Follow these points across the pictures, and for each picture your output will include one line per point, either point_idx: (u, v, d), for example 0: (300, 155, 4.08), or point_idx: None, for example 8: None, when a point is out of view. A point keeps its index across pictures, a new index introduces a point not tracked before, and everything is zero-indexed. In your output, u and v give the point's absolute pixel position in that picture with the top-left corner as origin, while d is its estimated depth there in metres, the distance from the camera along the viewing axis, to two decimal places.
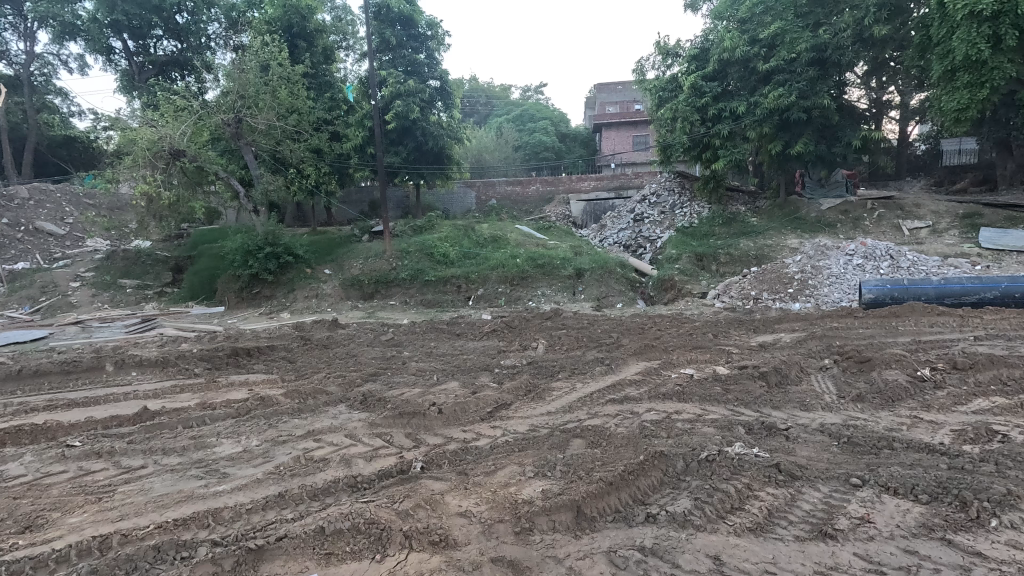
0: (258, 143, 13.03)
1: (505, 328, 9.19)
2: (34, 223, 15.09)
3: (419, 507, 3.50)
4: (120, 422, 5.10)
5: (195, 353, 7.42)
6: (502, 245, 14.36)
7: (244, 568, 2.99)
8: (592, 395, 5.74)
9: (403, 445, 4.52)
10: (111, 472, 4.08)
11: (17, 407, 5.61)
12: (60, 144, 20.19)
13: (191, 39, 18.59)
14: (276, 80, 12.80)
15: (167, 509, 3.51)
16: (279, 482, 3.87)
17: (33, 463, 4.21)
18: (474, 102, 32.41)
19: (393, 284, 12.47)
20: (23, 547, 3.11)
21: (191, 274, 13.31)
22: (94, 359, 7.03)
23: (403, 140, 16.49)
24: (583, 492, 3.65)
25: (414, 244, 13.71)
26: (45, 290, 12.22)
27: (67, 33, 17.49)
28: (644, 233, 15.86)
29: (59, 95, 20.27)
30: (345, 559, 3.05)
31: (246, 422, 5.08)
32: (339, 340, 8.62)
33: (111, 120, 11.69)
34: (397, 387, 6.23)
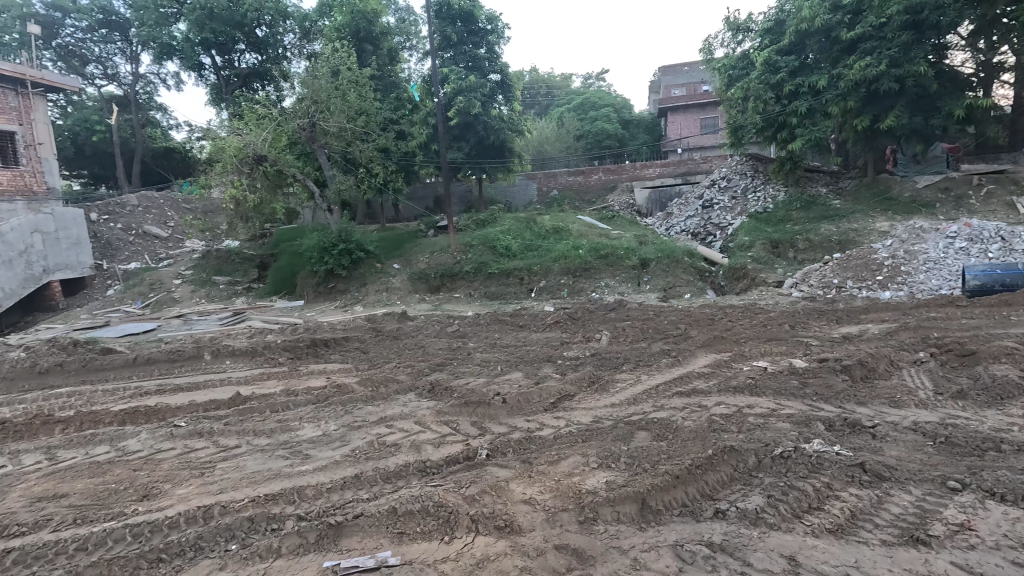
0: (331, 146, 13.74)
1: (568, 319, 9.17)
2: (142, 227, 16.85)
3: (484, 493, 3.61)
4: (218, 406, 5.63)
5: (279, 343, 8.02)
6: (564, 236, 14.29)
7: (326, 542, 3.21)
8: (658, 387, 5.61)
9: (469, 433, 4.66)
10: (211, 450, 4.53)
11: (134, 390, 6.33)
12: (162, 155, 22.34)
13: (269, 50, 19.94)
14: (345, 84, 13.44)
15: (259, 485, 3.85)
16: (355, 464, 4.13)
17: (148, 440, 4.74)
18: (534, 94, 32.26)
19: (458, 278, 12.77)
20: (143, 513, 3.52)
21: (274, 270, 14.34)
22: (194, 348, 7.80)
23: (465, 136, 16.80)
24: (648, 485, 3.60)
25: (478, 238, 13.97)
26: (153, 287, 13.64)
27: (165, 53, 19.28)
28: (714, 220, 15.18)
29: (160, 111, 22.46)
30: (416, 539, 3.20)
31: (324, 408, 5.45)
32: (408, 332, 8.97)
33: (204, 131, 12.79)
34: (463, 376, 6.43)
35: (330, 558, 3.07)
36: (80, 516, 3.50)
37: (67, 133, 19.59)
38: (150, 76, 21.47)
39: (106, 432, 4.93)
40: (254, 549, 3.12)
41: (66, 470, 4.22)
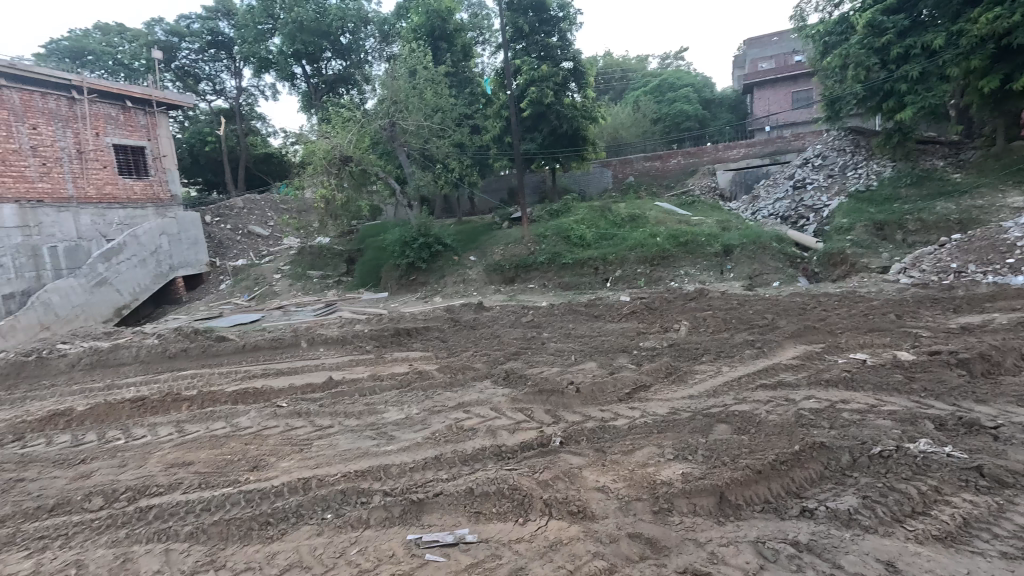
0: (410, 144, 14.33)
1: (645, 309, 8.98)
2: (248, 227, 18.63)
3: (558, 479, 3.68)
4: (314, 389, 6.16)
5: (366, 333, 8.58)
6: (641, 224, 13.92)
7: (408, 517, 3.41)
8: (740, 378, 5.37)
9: (543, 420, 4.75)
10: (309, 428, 4.98)
11: (244, 373, 7.09)
12: (262, 160, 24.47)
13: (353, 55, 21.14)
14: (422, 83, 13.95)
15: (350, 462, 4.18)
16: (435, 446, 4.35)
17: (256, 418, 5.31)
18: (609, 78, 31.44)
19: (533, 268, 12.88)
20: (254, 481, 3.96)
21: (361, 264, 15.28)
22: (292, 337, 8.55)
23: (538, 126, 16.83)
24: (727, 479, 3.48)
25: (552, 229, 14.00)
26: (257, 282, 15.05)
27: (264, 66, 21.03)
28: (806, 201, 14.06)
29: (261, 120, 24.65)
30: (492, 519, 3.33)
31: (407, 392, 5.78)
32: (484, 322, 9.22)
33: (298, 136, 13.86)
34: (537, 365, 6.53)
35: (413, 531, 3.26)
36: (203, 481, 3.99)
37: (185, 145, 22.06)
38: (252, 89, 23.64)
39: (221, 410, 5.57)
40: (347, 519, 3.38)
41: (191, 442, 4.83)
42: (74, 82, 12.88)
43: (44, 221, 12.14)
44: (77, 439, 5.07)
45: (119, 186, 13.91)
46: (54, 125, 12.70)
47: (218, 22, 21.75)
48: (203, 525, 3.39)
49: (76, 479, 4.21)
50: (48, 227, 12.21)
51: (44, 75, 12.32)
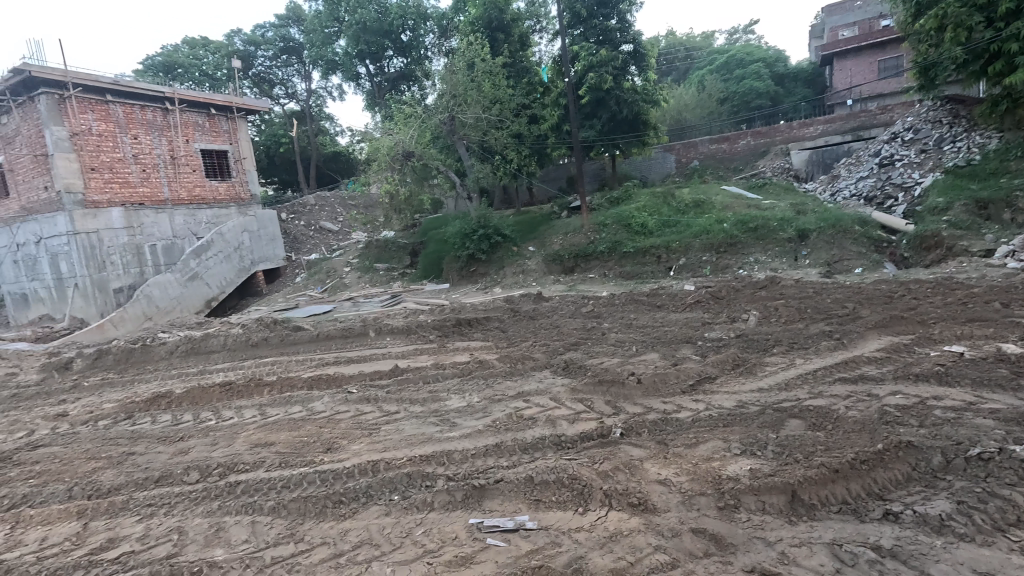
0: (469, 136, 14.51)
1: (711, 298, 8.63)
2: (320, 223, 19.72)
3: (618, 470, 3.64)
4: (381, 375, 6.47)
5: (429, 323, 8.85)
6: (706, 209, 13.36)
7: (471, 501, 3.50)
8: (815, 371, 5.05)
9: (603, 411, 4.72)
10: (377, 413, 5.24)
11: (319, 360, 7.56)
12: (331, 158, 25.75)
13: (413, 52, 21.69)
14: (480, 76, 14.09)
15: (415, 446, 4.35)
16: (496, 434, 4.44)
17: (330, 402, 5.66)
18: (671, 58, 30.25)
19: (593, 258, 12.72)
20: (327, 462, 4.23)
21: (424, 257, 15.74)
22: (361, 326, 8.99)
23: (598, 112, 16.51)
24: (800, 477, 3.30)
25: (612, 217, 13.76)
26: (328, 275, 15.89)
27: (331, 68, 22.02)
28: (894, 179, 12.90)
29: (329, 120, 25.92)
30: (552, 507, 3.35)
31: (468, 380, 5.94)
32: (543, 312, 9.24)
33: (363, 134, 14.43)
34: (598, 355, 6.47)
35: (475, 515, 3.33)
36: (284, 461, 4.30)
37: (263, 148, 23.61)
38: (321, 90, 24.94)
39: (298, 395, 5.98)
40: (413, 501, 3.52)
41: (273, 423, 5.22)
42: (166, 94, 14.07)
43: (146, 222, 13.48)
44: (176, 418, 5.62)
45: (206, 188, 15.14)
46: (151, 134, 13.94)
47: (289, 29, 23.11)
48: (283, 501, 3.65)
49: (176, 454, 4.68)
50: (149, 227, 13.54)
51: (142, 89, 13.54)
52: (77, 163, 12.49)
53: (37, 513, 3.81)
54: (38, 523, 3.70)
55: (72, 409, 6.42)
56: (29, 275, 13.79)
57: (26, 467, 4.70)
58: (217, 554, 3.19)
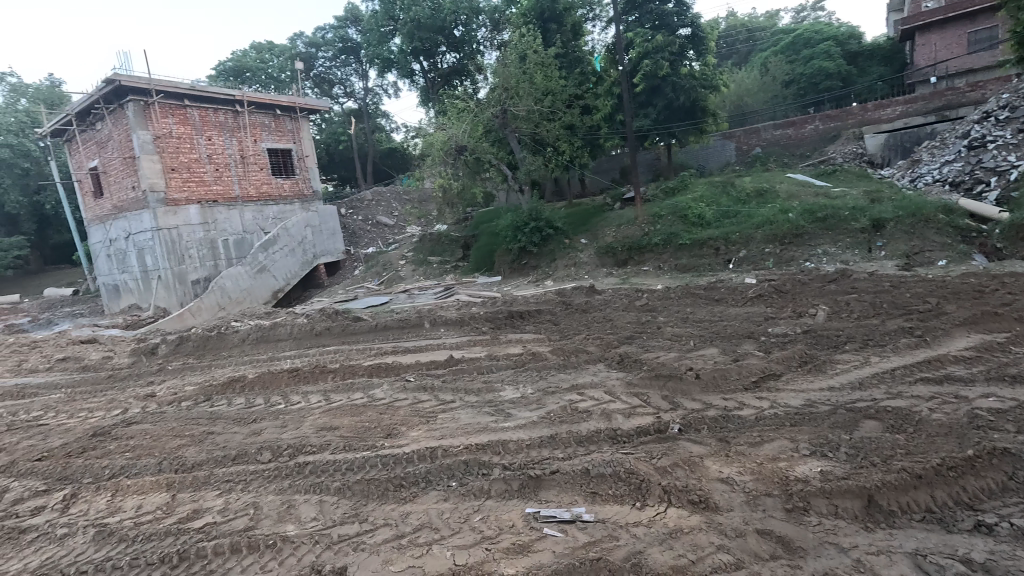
0: (521, 129, 14.50)
1: (774, 292, 8.23)
2: (376, 217, 20.39)
3: (677, 466, 3.57)
4: (436, 365, 6.64)
5: (482, 314, 8.97)
6: (769, 199, 12.73)
7: (526, 491, 3.53)
8: (894, 370, 4.72)
9: (660, 406, 4.62)
10: (434, 402, 5.38)
11: (378, 350, 7.84)
12: (387, 154, 26.52)
13: (466, 47, 21.87)
14: (532, 67, 14.04)
15: (471, 435, 4.44)
16: (550, 425, 4.46)
17: (389, 389, 5.88)
18: (732, 41, 28.94)
19: (647, 250, 12.42)
20: (388, 447, 4.40)
21: (476, 250, 15.93)
22: (416, 318, 9.23)
23: (653, 100, 16.05)
24: (878, 482, 3.11)
25: (667, 208, 13.40)
26: (385, 267, 16.40)
27: (387, 66, 22.58)
28: (984, 163, 11.76)
29: (385, 117, 26.65)
30: (609, 501, 3.32)
31: (522, 372, 5.99)
32: (596, 305, 9.14)
33: (418, 130, 14.74)
34: (653, 349, 6.33)
35: (531, 505, 3.36)
36: (347, 444, 4.51)
37: (323, 146, 24.64)
38: (377, 88, 25.67)
39: (360, 382, 6.24)
40: (470, 488, 3.59)
41: (337, 408, 5.48)
42: (237, 96, 14.92)
43: (219, 218, 14.44)
44: (250, 402, 6.01)
45: (272, 185, 16.00)
46: (224, 135, 14.85)
47: (348, 30, 23.85)
48: (348, 483, 3.81)
49: (250, 435, 5.00)
50: (222, 223, 14.50)
51: (215, 94, 14.44)
52: (160, 164, 13.48)
53: (133, 483, 4.18)
54: (134, 492, 4.06)
55: (159, 391, 7.00)
56: (120, 267, 15.13)
57: (122, 441, 5.18)
58: (290, 529, 3.38)
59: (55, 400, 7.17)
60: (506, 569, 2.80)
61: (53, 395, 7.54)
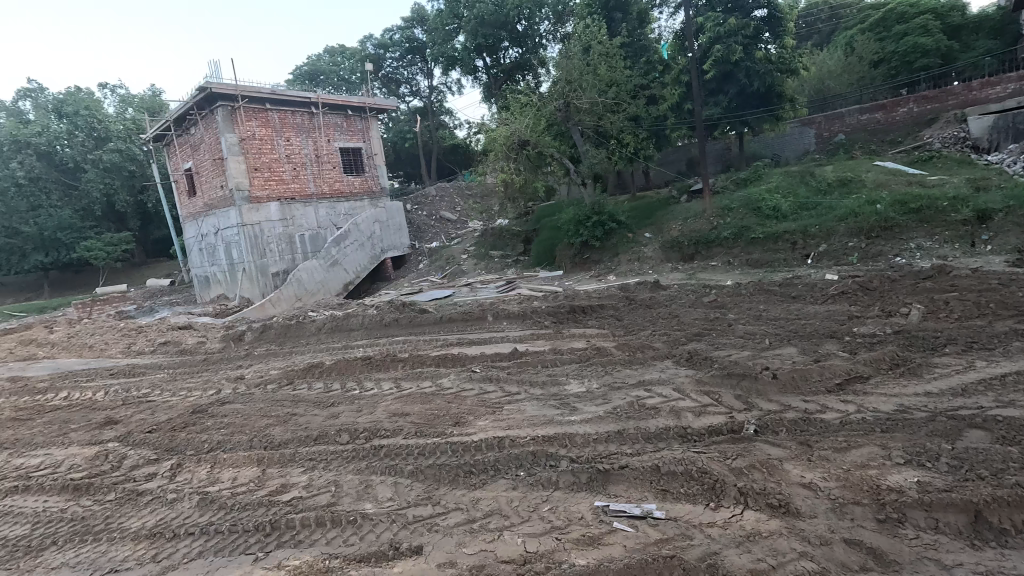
0: (584, 122, 14.34)
1: (858, 289, 7.67)
2: (440, 213, 20.91)
3: (754, 468, 3.43)
4: (500, 358, 6.75)
5: (544, 308, 9.00)
6: (854, 189, 11.83)
7: (594, 484, 3.53)
8: (1003, 377, 4.28)
9: (733, 406, 4.45)
10: (500, 393, 5.48)
11: (443, 341, 8.07)
12: (450, 151, 27.07)
13: (529, 41, 21.87)
14: (596, 59, 13.81)
15: (537, 427, 4.48)
16: (617, 421, 4.41)
17: (456, 379, 6.07)
18: (812, 20, 27.06)
19: (716, 245, 11.94)
20: (456, 434, 4.54)
21: (537, 244, 15.95)
22: (479, 311, 9.41)
23: (723, 88, 15.34)
24: (986, 497, 2.86)
25: (739, 201, 12.81)
26: (448, 261, 16.78)
27: (451, 63, 23.01)
28: None
29: (448, 114, 27.20)
30: (680, 499, 3.25)
31: (587, 366, 5.96)
32: (661, 301, 8.90)
33: (481, 126, 14.92)
34: (724, 347, 6.09)
35: (600, 498, 3.35)
36: (418, 430, 4.70)
37: (390, 144, 25.58)
38: (441, 86, 26.22)
39: (428, 371, 6.48)
40: (538, 478, 3.63)
41: (406, 395, 5.72)
42: (313, 99, 15.76)
43: (296, 215, 15.38)
44: (327, 386, 6.40)
45: (344, 182, 16.81)
46: (301, 136, 15.75)
47: (414, 30, 24.45)
48: (421, 467, 3.97)
49: (329, 417, 5.33)
50: (299, 219, 15.44)
51: (293, 96, 15.33)
52: (245, 165, 14.50)
53: (228, 457, 4.58)
54: (229, 465, 4.45)
55: (247, 373, 7.60)
56: (210, 260, 16.48)
57: (217, 418, 5.68)
58: (368, 507, 3.56)
59: (160, 379, 7.99)
60: (577, 559, 2.82)
61: (158, 374, 8.40)
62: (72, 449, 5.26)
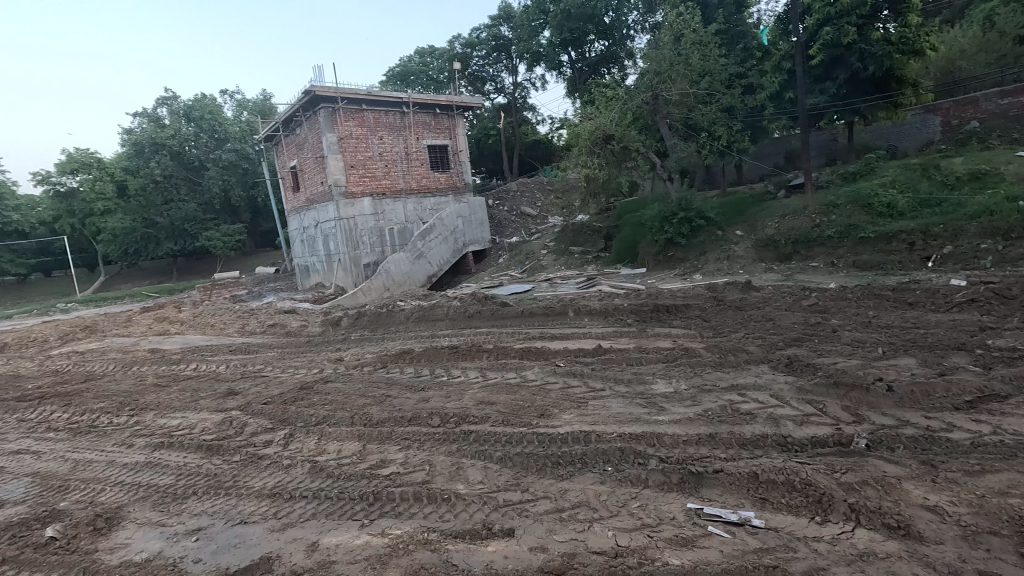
0: (672, 114, 13.82)
1: (992, 297, 6.79)
2: (521, 208, 21.12)
3: (866, 484, 3.18)
4: (584, 353, 6.73)
5: (627, 306, 8.83)
6: (989, 183, 10.45)
7: (687, 486, 3.44)
8: None
9: (839, 418, 4.14)
10: (585, 388, 5.49)
11: (525, 334, 8.20)
12: (531, 147, 27.27)
13: (616, 33, 21.42)
14: (689, 48, 13.25)
15: (624, 424, 4.44)
16: (709, 424, 4.26)
17: (540, 372, 6.16)
18: None
19: (818, 245, 11.08)
20: (542, 426, 4.62)
21: (619, 241, 15.64)
22: (560, 306, 9.43)
23: (832, 73, 14.09)
24: None
25: (846, 196, 11.79)
26: (528, 257, 16.89)
27: (536, 59, 23.12)
28: None
29: (531, 110, 27.38)
30: (782, 510, 3.08)
31: (674, 367, 5.80)
32: (752, 303, 8.41)
33: (565, 121, 14.86)
34: (828, 355, 5.66)
35: (692, 501, 3.28)
36: (505, 419, 4.84)
37: (474, 140, 26.25)
38: (525, 82, 26.43)
39: (513, 362, 6.63)
40: (626, 475, 3.61)
41: (492, 385, 5.90)
42: (404, 99, 16.53)
43: (386, 209, 16.25)
44: (418, 371, 6.77)
45: (431, 178, 17.51)
46: (393, 135, 16.60)
47: (500, 27, 24.78)
48: (509, 453, 4.10)
49: (420, 401, 5.63)
50: (389, 213, 16.31)
51: (387, 97, 16.17)
52: (343, 162, 15.53)
53: (333, 431, 5.00)
54: (334, 439, 4.86)
55: (346, 356, 8.21)
56: (310, 251, 17.86)
57: (322, 395, 6.20)
58: (460, 488, 3.74)
59: (272, 357, 8.83)
60: (671, 559, 2.78)
61: (270, 352, 9.29)
62: (202, 414, 5.97)
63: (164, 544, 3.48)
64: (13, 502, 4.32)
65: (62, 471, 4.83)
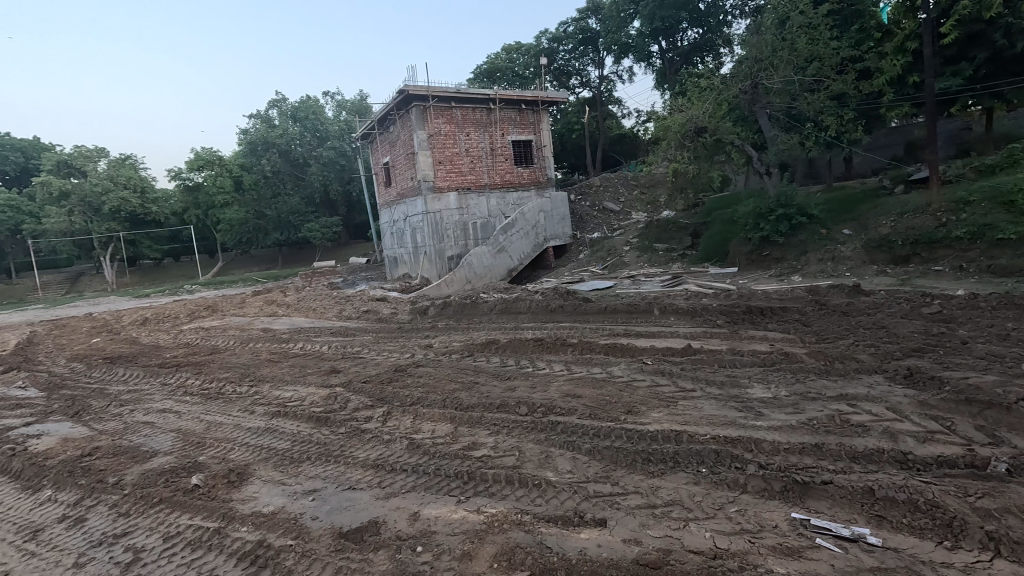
0: (773, 104, 12.92)
1: None
2: (603, 203, 20.81)
3: (1008, 513, 2.86)
4: (672, 352, 6.55)
5: (718, 306, 8.43)
6: None
7: (791, 495, 3.27)
8: None
9: (972, 438, 3.72)
10: (674, 388, 5.34)
11: (609, 331, 8.11)
12: (616, 140, 26.75)
13: (711, 19, 20.36)
14: (795, 32, 12.31)
15: (718, 427, 4.29)
16: (813, 434, 4.00)
17: (626, 369, 6.08)
18: None
19: (942, 246, 9.91)
20: (630, 422, 4.58)
21: (708, 237, 14.92)
22: (645, 303, 9.20)
23: (969, 53, 12.47)
24: None
25: (980, 192, 10.42)
26: (609, 253, 16.60)
27: (624, 51, 22.59)
28: None
29: (617, 103, 26.83)
30: (903, 530, 2.85)
31: (773, 371, 5.48)
32: (861, 308, 7.72)
33: (653, 113, 14.39)
34: (956, 368, 5.07)
35: (798, 511, 3.11)
36: (592, 412, 4.85)
37: (558, 135, 26.21)
38: (611, 75, 25.92)
39: (598, 358, 6.60)
40: (723, 478, 3.50)
41: (576, 379, 5.94)
42: (491, 95, 16.86)
43: (470, 203, 16.70)
44: (503, 361, 6.94)
45: (514, 173, 17.76)
46: (479, 131, 17.02)
47: (588, 20, 24.47)
48: (598, 447, 4.12)
49: (506, 389, 5.79)
50: (473, 207, 16.75)
51: (475, 94, 16.60)
52: (432, 158, 16.16)
53: (426, 412, 5.29)
54: (427, 419, 5.14)
55: (434, 343, 8.61)
56: (399, 243, 18.80)
57: (413, 378, 6.57)
58: (550, 475, 3.81)
59: (367, 340, 9.46)
60: (776, 567, 2.67)
61: (365, 336, 9.96)
62: (310, 389, 6.56)
63: (286, 501, 3.89)
64: (163, 452, 5.01)
65: (199, 430, 5.52)
